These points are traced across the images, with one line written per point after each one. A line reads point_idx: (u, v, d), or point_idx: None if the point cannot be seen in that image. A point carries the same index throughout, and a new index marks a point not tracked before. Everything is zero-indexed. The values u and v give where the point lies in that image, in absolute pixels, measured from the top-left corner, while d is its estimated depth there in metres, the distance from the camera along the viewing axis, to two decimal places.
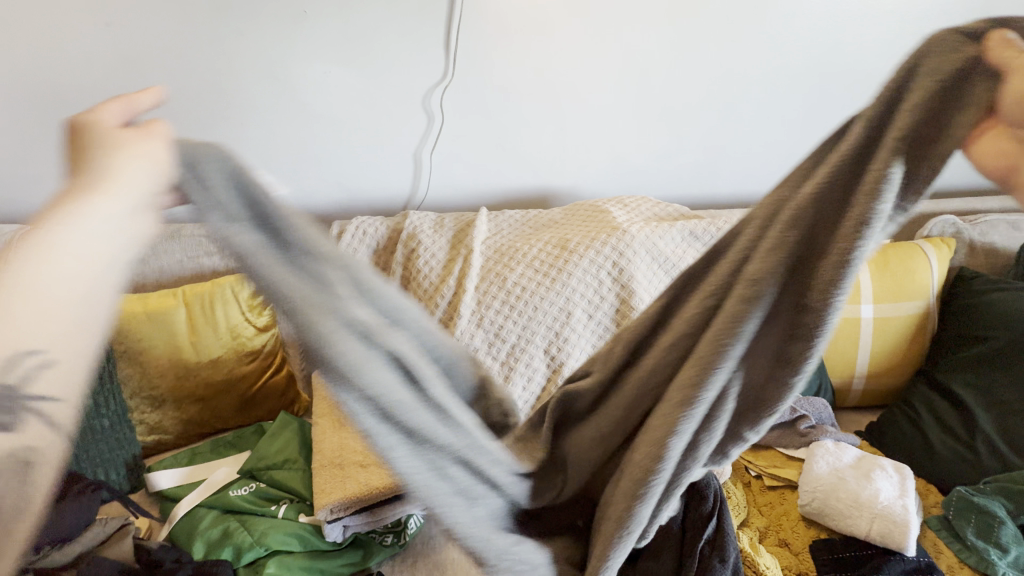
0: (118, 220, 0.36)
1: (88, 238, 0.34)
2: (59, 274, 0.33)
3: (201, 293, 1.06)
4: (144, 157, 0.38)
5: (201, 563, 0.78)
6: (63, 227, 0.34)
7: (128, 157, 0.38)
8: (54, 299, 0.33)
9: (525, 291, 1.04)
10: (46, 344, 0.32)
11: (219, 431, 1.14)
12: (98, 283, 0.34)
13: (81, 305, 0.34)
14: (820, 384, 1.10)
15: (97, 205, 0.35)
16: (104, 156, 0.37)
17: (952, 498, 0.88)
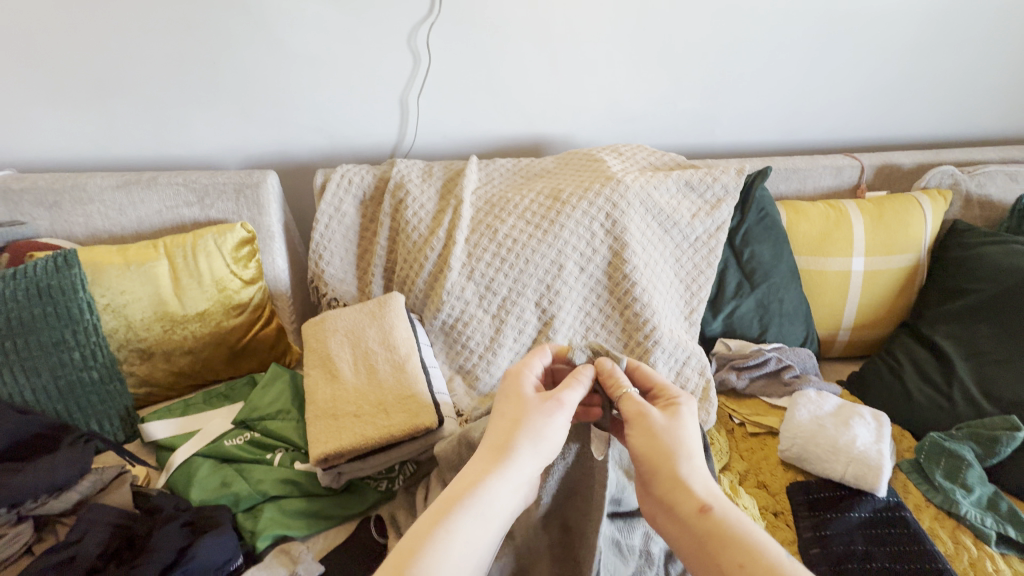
0: (529, 463, 0.59)
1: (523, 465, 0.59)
2: (531, 457, 0.60)
3: (182, 244, 1.05)
4: (543, 440, 0.61)
5: (200, 510, 0.80)
6: (515, 477, 0.58)
7: (537, 437, 0.60)
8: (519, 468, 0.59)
9: (517, 243, 1.02)
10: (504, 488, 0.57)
11: (211, 382, 1.13)
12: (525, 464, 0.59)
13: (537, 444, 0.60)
14: (807, 335, 1.12)
15: (526, 459, 0.59)
16: (538, 432, 0.60)
17: (925, 443, 0.92)
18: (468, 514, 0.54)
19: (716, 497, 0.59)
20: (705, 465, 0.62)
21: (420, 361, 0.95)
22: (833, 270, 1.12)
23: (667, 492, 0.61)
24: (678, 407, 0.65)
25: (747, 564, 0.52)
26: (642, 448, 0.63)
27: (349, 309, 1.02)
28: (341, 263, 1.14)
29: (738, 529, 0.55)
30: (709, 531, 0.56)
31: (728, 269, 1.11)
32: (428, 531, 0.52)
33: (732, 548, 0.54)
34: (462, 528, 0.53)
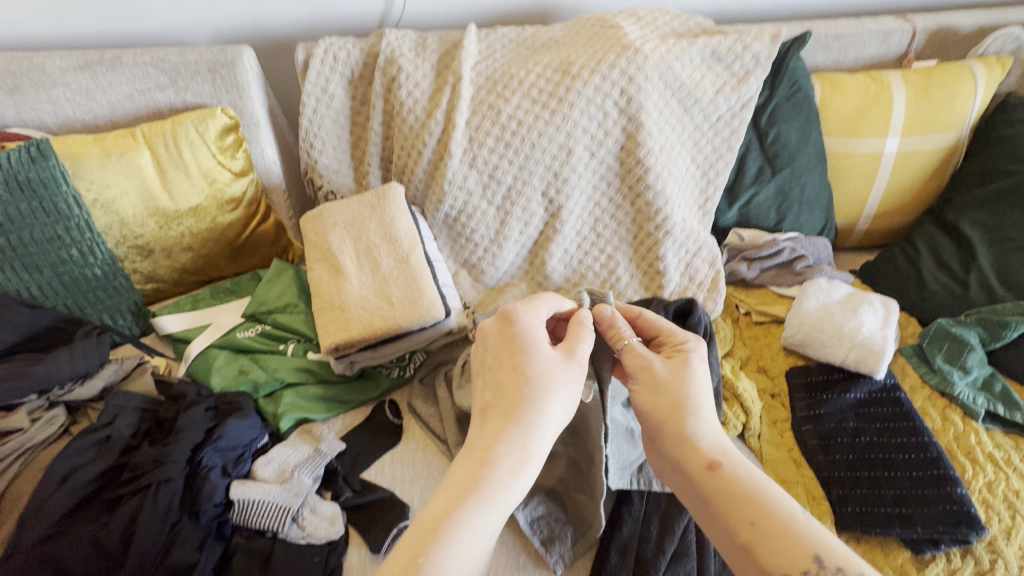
0: (545, 439, 0.55)
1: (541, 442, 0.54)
2: (547, 434, 0.55)
3: (162, 133, 0.97)
4: (559, 410, 0.56)
5: (223, 395, 0.84)
6: (531, 456, 0.53)
7: (553, 408, 0.56)
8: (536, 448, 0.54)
9: (522, 127, 0.94)
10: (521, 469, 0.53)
11: (216, 278, 1.14)
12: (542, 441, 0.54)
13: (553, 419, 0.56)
14: (825, 225, 1.08)
15: (542, 435, 0.55)
16: (552, 402, 0.56)
17: (930, 329, 0.92)
18: (481, 499, 0.50)
19: (726, 454, 0.57)
20: (714, 418, 0.60)
21: (424, 253, 0.93)
22: (863, 153, 1.04)
23: (675, 450, 0.59)
24: (687, 357, 0.63)
25: (758, 519, 0.51)
26: (648, 403, 0.61)
27: (346, 201, 0.97)
28: (334, 152, 1.06)
29: (749, 482, 0.54)
30: (719, 486, 0.55)
31: (749, 153, 1.03)
32: (444, 523, 0.48)
33: (741, 502, 0.53)
34: (479, 517, 0.49)
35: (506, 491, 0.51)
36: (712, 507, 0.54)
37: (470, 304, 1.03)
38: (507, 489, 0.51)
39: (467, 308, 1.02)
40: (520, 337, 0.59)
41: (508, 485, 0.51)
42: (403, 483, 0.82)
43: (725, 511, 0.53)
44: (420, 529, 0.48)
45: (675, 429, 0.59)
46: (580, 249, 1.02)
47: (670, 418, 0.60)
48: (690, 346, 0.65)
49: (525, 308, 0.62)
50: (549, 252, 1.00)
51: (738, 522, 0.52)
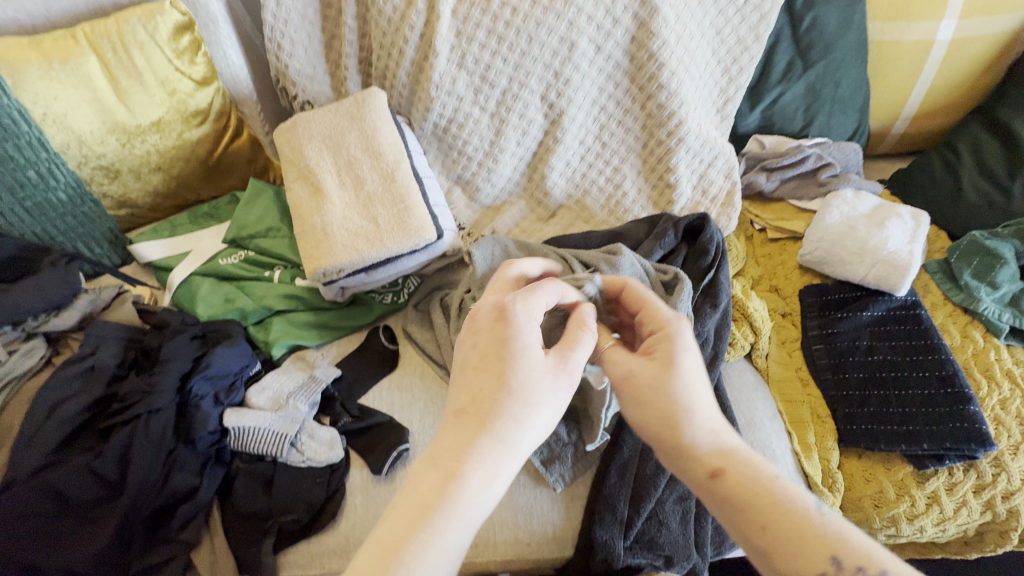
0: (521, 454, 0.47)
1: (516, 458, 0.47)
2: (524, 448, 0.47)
3: (106, 33, 0.84)
4: (543, 421, 0.48)
5: (210, 323, 0.81)
6: (505, 474, 0.46)
7: (538, 418, 0.47)
8: (511, 462, 0.46)
9: (517, 16, 0.81)
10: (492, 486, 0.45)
11: (194, 202, 1.06)
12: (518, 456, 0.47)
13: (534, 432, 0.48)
14: (858, 128, 0.97)
15: (519, 450, 0.47)
16: (537, 413, 0.47)
17: (961, 243, 0.85)
18: (443, 515, 0.43)
19: (729, 450, 0.50)
20: (712, 412, 0.52)
21: (411, 169, 0.84)
22: (911, 41, 0.90)
23: (672, 460, 0.51)
24: (670, 348, 0.53)
25: (771, 524, 0.44)
26: (636, 414, 0.52)
27: (322, 111, 0.87)
28: (305, 54, 0.94)
29: (757, 478, 0.47)
30: (727, 495, 0.47)
31: (778, 44, 0.90)
32: (398, 546, 0.41)
33: (752, 506, 0.46)
34: (442, 536, 0.42)
35: (472, 513, 0.44)
36: (721, 514, 0.48)
37: (465, 225, 0.96)
38: (474, 511, 0.44)
39: (462, 229, 0.95)
40: (509, 336, 0.49)
41: (474, 507, 0.44)
42: (401, 408, 0.81)
43: (742, 518, 0.46)
44: (370, 549, 0.41)
45: (668, 433, 0.51)
46: (584, 162, 0.93)
47: (659, 420, 0.51)
48: (671, 328, 0.54)
49: (524, 302, 0.52)
50: (548, 165, 0.92)
51: (748, 528, 0.45)
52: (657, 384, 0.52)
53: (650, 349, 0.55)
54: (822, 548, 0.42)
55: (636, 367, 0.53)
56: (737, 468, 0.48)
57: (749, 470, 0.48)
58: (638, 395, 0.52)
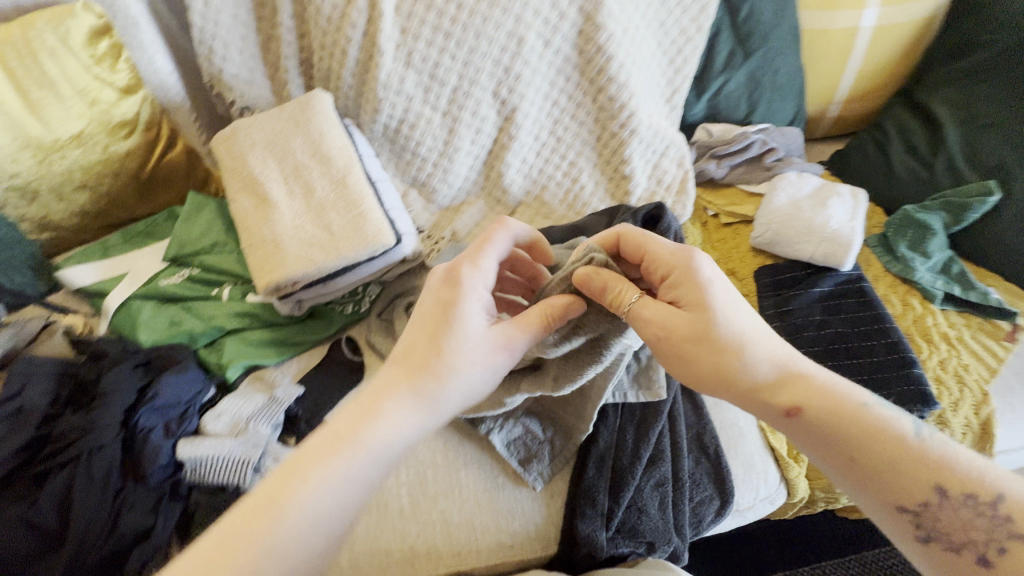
0: (433, 407, 0.51)
1: (424, 410, 0.50)
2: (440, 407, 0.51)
3: (11, 41, 0.78)
4: (463, 380, 0.52)
5: (155, 350, 0.75)
6: (409, 423, 0.50)
7: (461, 373, 0.51)
8: (420, 415, 0.50)
9: (462, 11, 0.79)
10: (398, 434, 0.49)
11: (129, 221, 0.99)
12: (427, 412, 0.51)
13: (452, 395, 0.51)
14: (797, 114, 1.01)
15: (432, 403, 0.51)
16: (457, 371, 0.51)
17: (895, 218, 0.92)
18: (345, 448, 0.47)
19: (796, 380, 0.47)
20: (766, 343, 0.49)
21: (364, 173, 0.81)
22: (840, 29, 0.95)
23: (748, 404, 0.49)
24: (697, 288, 0.50)
25: (860, 455, 0.43)
26: (686, 368, 0.50)
27: (263, 117, 0.83)
28: (241, 57, 0.89)
29: (841, 405, 0.45)
30: (805, 429, 0.46)
31: (719, 34, 0.93)
32: (301, 471, 0.45)
33: (835, 438, 0.44)
34: (345, 466, 0.46)
35: (368, 454, 0.47)
36: (805, 446, 0.47)
37: (425, 228, 0.94)
38: (370, 453, 0.47)
39: (422, 231, 0.93)
40: (457, 299, 0.53)
41: (370, 449, 0.47)
42: None
43: (837, 449, 0.44)
44: (280, 472, 0.45)
45: (730, 381, 0.48)
46: (540, 157, 0.93)
47: (715, 369, 0.49)
48: (685, 264, 0.51)
49: (474, 266, 0.55)
50: (505, 162, 0.91)
51: (837, 461, 0.44)
52: (692, 320, 0.49)
53: (670, 294, 0.52)
54: (925, 479, 0.41)
55: (673, 320, 0.49)
56: (813, 400, 0.46)
57: (828, 394, 0.46)
58: (685, 349, 0.49)
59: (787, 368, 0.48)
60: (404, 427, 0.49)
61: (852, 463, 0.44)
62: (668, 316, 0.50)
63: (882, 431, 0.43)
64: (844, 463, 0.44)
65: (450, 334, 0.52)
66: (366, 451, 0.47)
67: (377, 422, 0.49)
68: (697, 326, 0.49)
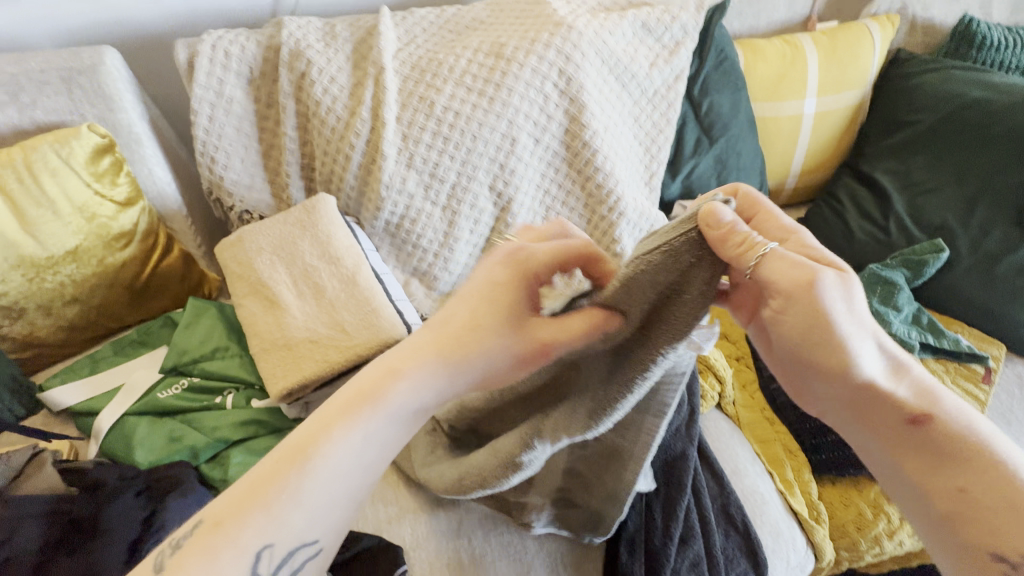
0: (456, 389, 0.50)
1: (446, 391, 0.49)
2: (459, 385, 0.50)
3: (12, 164, 0.77)
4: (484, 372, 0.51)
5: (154, 470, 0.70)
6: (430, 396, 0.49)
7: (487, 358, 0.50)
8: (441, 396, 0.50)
9: (459, 118, 0.86)
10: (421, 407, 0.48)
11: (116, 330, 0.95)
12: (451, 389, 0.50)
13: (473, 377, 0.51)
14: (760, 187, 1.12)
15: (456, 384, 0.50)
16: (486, 356, 0.50)
17: (862, 275, 0.99)
18: (373, 407, 0.45)
19: (923, 394, 0.45)
20: (886, 351, 0.46)
21: (371, 269, 0.83)
22: (787, 115, 1.08)
23: (878, 413, 0.45)
24: (835, 272, 0.45)
25: (971, 486, 0.42)
26: (799, 332, 0.44)
27: (268, 221, 0.84)
28: (242, 165, 0.91)
29: (963, 433, 0.44)
30: (922, 442, 0.44)
31: (686, 124, 1.03)
32: (320, 433, 0.43)
33: (947, 463, 0.43)
34: (369, 423, 0.45)
35: (391, 407, 0.46)
36: (895, 467, 0.46)
37: (428, 316, 0.95)
38: (391, 410, 0.46)
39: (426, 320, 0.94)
40: (513, 287, 0.51)
41: (390, 407, 0.46)
42: (390, 524, 0.74)
43: (943, 477, 0.43)
44: (313, 420, 0.45)
45: (846, 376, 0.45)
46: None
47: (837, 357, 0.44)
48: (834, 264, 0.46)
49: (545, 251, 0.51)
50: None
51: (944, 490, 0.43)
52: (813, 316, 0.43)
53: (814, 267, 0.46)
54: None
55: (807, 286, 0.43)
56: (938, 416, 0.44)
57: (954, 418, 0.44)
58: (809, 330, 0.44)
59: (912, 381, 0.45)
60: (424, 398, 0.48)
61: (958, 494, 0.43)
62: (802, 277, 0.43)
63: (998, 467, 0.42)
64: (950, 489, 0.43)
65: (489, 327, 0.50)
66: (391, 407, 0.46)
67: (402, 397, 0.47)
68: (822, 334, 0.43)
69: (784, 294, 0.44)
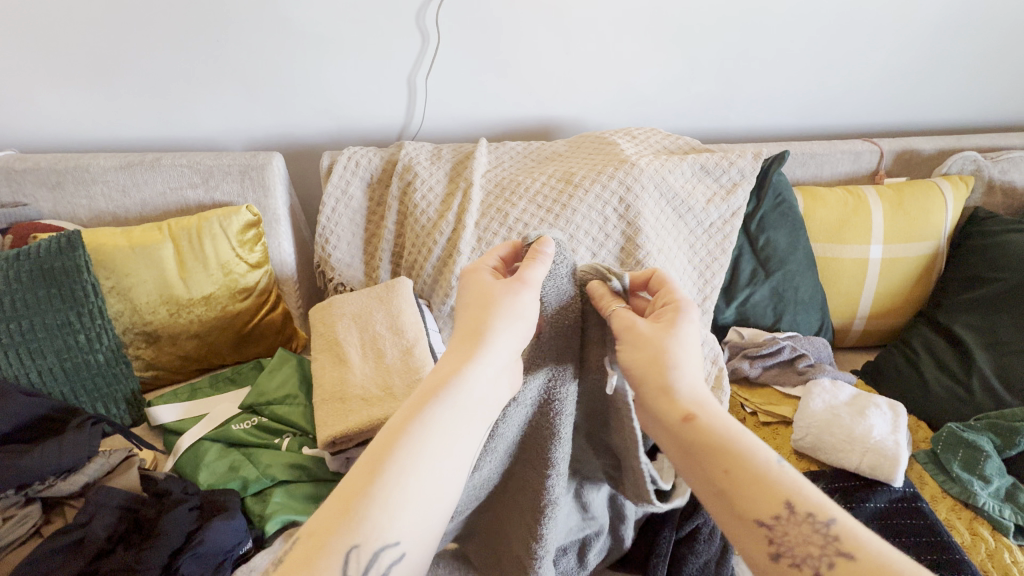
0: (465, 409, 0.50)
1: (446, 430, 0.48)
2: (437, 461, 0.46)
3: (188, 227, 0.99)
4: None
5: (208, 493, 0.80)
6: (438, 418, 0.48)
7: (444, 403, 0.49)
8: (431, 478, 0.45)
9: (528, 229, 0.99)
10: (406, 534, 0.43)
11: (218, 366, 1.11)
12: None
13: None
14: (822, 324, 1.12)
15: (457, 398, 0.50)
16: (413, 439, 0.46)
17: (942, 434, 0.91)
18: (385, 472, 0.44)
19: (698, 403, 0.52)
20: (698, 372, 0.55)
21: (429, 346, 0.93)
22: (849, 257, 1.11)
23: (651, 400, 0.54)
24: (707, 419, 0.50)
25: (729, 466, 0.47)
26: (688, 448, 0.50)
27: (356, 293, 1.01)
28: (348, 248, 1.11)
29: (726, 429, 0.50)
30: (694, 438, 0.50)
31: (742, 255, 1.10)
32: (375, 494, 0.42)
33: (709, 452, 0.49)
34: (387, 487, 0.43)
35: (361, 529, 0.41)
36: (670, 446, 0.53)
37: None
38: (382, 495, 0.42)
39: None
40: None
41: (379, 501, 0.42)
42: None
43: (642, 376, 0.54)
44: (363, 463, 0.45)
45: (693, 453, 0.50)
46: None
47: (699, 459, 0.49)
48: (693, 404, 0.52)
49: None
50: None
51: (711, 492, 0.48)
52: (762, 486, 0.45)
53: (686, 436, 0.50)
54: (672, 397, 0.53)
55: (686, 438, 0.51)
56: (703, 420, 0.50)
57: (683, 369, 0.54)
58: (683, 436, 0.51)
59: (685, 388, 0.53)
60: (398, 516, 0.42)
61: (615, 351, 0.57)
62: (686, 435, 0.51)
63: (728, 441, 0.49)
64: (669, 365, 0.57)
65: None
66: (359, 532, 0.40)
67: None
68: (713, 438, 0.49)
69: (689, 424, 0.51)
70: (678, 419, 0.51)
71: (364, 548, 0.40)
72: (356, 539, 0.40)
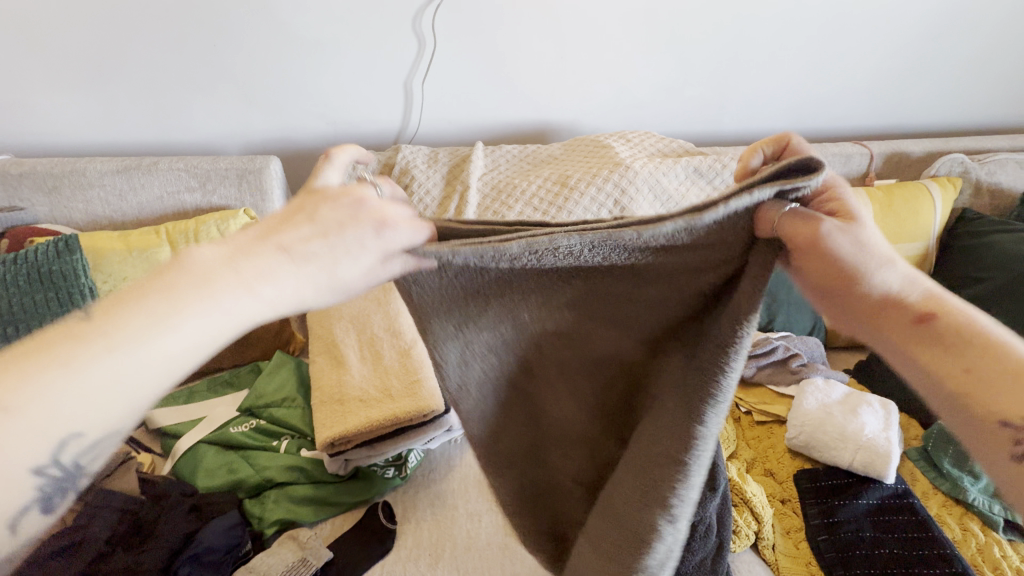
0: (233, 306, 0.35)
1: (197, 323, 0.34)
2: (165, 350, 0.34)
3: (185, 231, 1.00)
4: None
5: (207, 495, 0.80)
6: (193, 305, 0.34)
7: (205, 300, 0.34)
8: (157, 370, 0.34)
9: None
10: (98, 428, 0.34)
11: (215, 370, 1.11)
12: None
13: None
14: (814, 324, 1.13)
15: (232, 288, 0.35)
16: (139, 314, 0.33)
17: (932, 431, 0.92)
18: (97, 341, 0.33)
19: (932, 298, 0.41)
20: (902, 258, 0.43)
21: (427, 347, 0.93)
22: None
23: (867, 306, 0.42)
24: (955, 321, 0.40)
25: (976, 366, 0.38)
26: (930, 364, 0.40)
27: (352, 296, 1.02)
28: None
29: (970, 325, 0.39)
30: (932, 340, 0.40)
31: None
32: (68, 358, 0.33)
33: (951, 354, 0.39)
34: (91, 363, 0.33)
35: (61, 407, 0.33)
36: (889, 347, 0.42)
37: None
38: (83, 361, 0.33)
39: None
40: None
41: (81, 365, 0.33)
42: None
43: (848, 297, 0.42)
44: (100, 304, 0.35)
45: (940, 355, 0.39)
46: None
47: (940, 360, 0.39)
48: (929, 302, 0.41)
49: None
50: None
51: (941, 396, 0.39)
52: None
53: (930, 338, 0.40)
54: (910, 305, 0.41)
55: (915, 340, 0.40)
56: (948, 318, 0.40)
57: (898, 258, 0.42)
58: (899, 337, 0.41)
59: (903, 277, 0.42)
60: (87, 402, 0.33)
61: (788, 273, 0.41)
62: (918, 336, 0.40)
63: (978, 335, 0.39)
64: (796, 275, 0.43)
65: None
66: (54, 407, 0.33)
67: None
68: (960, 334, 0.39)
69: (936, 320, 0.40)
70: (920, 316, 0.40)
71: (84, 436, 0.34)
72: (64, 423, 0.33)
